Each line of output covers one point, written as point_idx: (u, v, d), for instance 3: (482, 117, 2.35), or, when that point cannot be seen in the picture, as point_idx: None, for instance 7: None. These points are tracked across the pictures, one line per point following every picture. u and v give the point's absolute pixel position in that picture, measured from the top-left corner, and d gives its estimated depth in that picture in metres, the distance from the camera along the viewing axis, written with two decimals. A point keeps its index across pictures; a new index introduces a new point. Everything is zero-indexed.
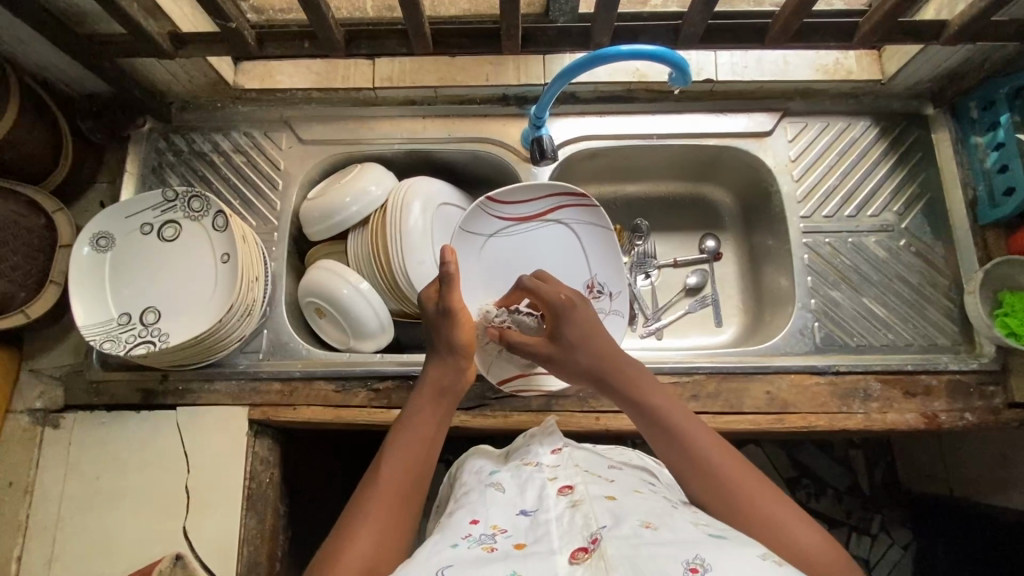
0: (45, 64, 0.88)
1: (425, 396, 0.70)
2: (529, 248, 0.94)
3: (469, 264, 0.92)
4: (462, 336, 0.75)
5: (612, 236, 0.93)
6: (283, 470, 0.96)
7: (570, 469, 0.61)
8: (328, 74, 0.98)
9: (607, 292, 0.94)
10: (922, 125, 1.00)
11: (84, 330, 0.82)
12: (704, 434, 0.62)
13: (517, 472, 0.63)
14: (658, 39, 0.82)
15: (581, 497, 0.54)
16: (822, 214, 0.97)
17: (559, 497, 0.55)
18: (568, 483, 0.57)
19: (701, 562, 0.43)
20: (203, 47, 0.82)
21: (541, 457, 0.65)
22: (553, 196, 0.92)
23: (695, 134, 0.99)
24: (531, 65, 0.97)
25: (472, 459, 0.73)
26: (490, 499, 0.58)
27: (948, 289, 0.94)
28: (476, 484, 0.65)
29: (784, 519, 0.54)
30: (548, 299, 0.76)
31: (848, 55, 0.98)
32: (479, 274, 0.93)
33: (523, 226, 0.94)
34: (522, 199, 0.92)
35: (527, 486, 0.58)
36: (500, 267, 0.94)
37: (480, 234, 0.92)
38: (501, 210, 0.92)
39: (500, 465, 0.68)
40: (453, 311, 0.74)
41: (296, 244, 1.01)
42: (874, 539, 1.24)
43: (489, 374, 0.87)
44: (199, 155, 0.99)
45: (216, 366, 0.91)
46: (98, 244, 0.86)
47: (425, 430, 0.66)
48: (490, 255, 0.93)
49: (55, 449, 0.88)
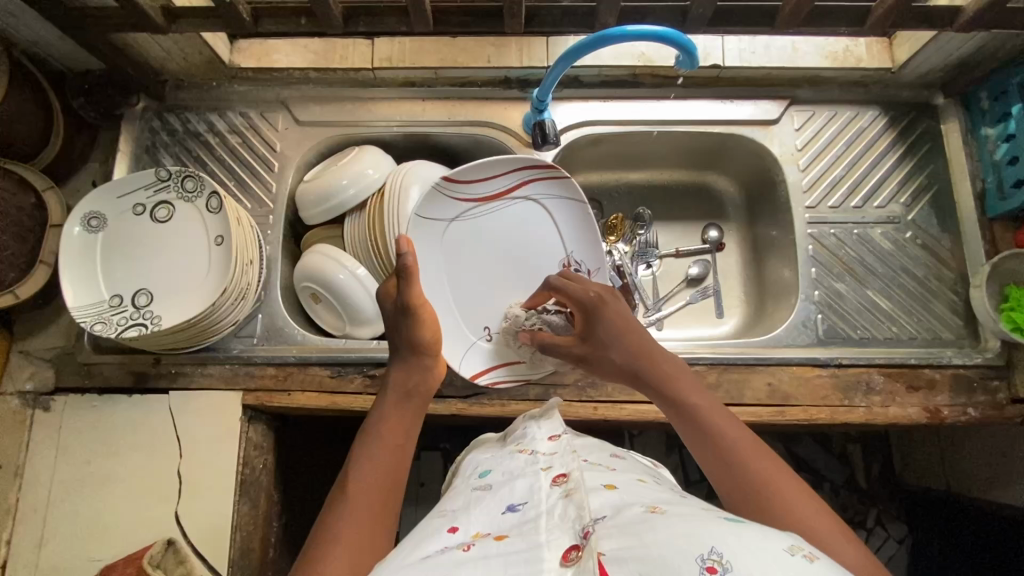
0: (34, 38, 0.85)
1: (393, 397, 0.69)
2: (494, 229, 0.93)
3: (434, 251, 0.90)
4: (426, 332, 0.74)
5: (585, 209, 0.93)
6: (277, 456, 0.95)
7: (566, 456, 0.59)
8: (326, 53, 0.96)
9: (584, 269, 0.94)
10: (932, 115, 0.98)
11: (75, 311, 0.81)
12: (736, 426, 0.58)
13: (508, 465, 0.61)
14: (665, 21, 0.80)
15: (576, 486, 0.52)
16: (828, 204, 0.96)
17: (553, 488, 0.54)
18: (562, 472, 0.56)
19: (719, 561, 0.39)
20: (196, 22, 0.79)
21: (536, 445, 0.64)
22: (519, 169, 0.90)
23: (700, 121, 0.97)
24: (535, 47, 0.95)
25: (466, 456, 0.72)
26: (477, 499, 0.57)
27: (954, 283, 0.92)
28: (468, 479, 0.64)
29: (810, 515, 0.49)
30: (576, 296, 0.77)
31: (858, 42, 0.95)
32: (444, 261, 0.91)
33: (488, 205, 0.92)
34: (483, 176, 0.90)
35: (518, 479, 0.57)
36: (466, 250, 0.92)
37: (443, 218, 0.90)
38: (461, 192, 0.89)
39: (494, 454, 0.67)
40: (411, 304, 0.73)
41: (292, 228, 0.99)
42: (870, 533, 1.24)
43: (460, 370, 0.87)
44: (193, 135, 0.97)
45: (210, 350, 0.89)
46: (89, 224, 0.84)
47: (395, 433, 0.64)
48: (453, 240, 0.91)
49: (46, 432, 0.87)
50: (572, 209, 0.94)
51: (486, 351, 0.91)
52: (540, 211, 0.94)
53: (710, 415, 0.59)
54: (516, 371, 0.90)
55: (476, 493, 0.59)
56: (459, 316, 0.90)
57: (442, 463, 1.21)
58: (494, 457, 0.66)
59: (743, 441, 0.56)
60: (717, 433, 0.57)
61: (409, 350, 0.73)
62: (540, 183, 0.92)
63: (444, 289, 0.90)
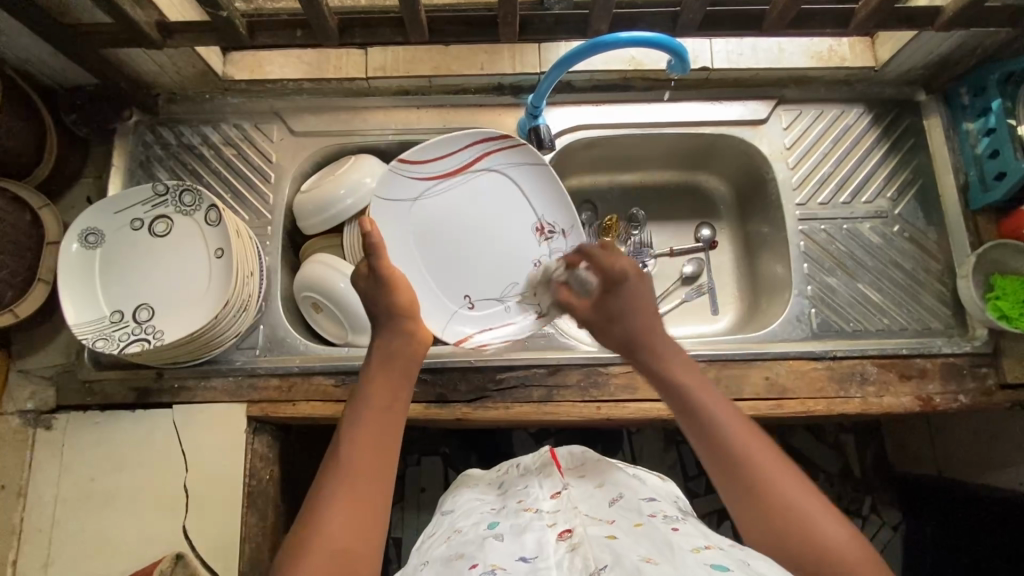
0: (25, 55, 0.85)
1: (377, 365, 0.70)
2: (465, 204, 0.92)
3: (406, 234, 0.89)
4: (403, 296, 0.74)
5: (545, 170, 0.93)
6: (283, 466, 0.95)
7: (568, 511, 0.61)
8: (319, 64, 0.96)
9: (558, 230, 0.94)
10: (914, 111, 1.01)
11: (76, 328, 0.81)
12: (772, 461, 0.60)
13: (515, 519, 0.62)
14: (656, 26, 0.82)
15: (580, 540, 0.56)
16: (818, 201, 0.98)
17: (559, 542, 0.56)
18: (566, 527, 0.58)
19: None
20: (191, 36, 0.80)
21: (540, 503, 0.65)
22: (478, 142, 0.91)
23: (690, 123, 0.99)
24: (526, 53, 0.96)
25: (465, 502, 0.71)
26: (489, 546, 0.57)
27: (941, 274, 0.95)
28: (473, 528, 0.63)
29: (814, 513, 0.57)
30: (608, 270, 0.76)
31: (842, 42, 0.98)
32: (417, 243, 0.90)
33: (445, 181, 0.91)
34: (442, 152, 0.90)
35: (526, 531, 0.59)
36: (437, 226, 0.91)
37: (404, 200, 0.89)
38: (415, 170, 0.89)
39: (496, 510, 0.67)
40: (382, 277, 0.73)
41: (290, 238, 0.99)
42: (865, 520, 1.27)
43: (444, 336, 0.89)
44: (188, 148, 0.97)
45: (212, 363, 0.89)
46: (87, 240, 0.84)
47: (379, 404, 0.66)
48: (421, 219, 0.91)
49: (48, 450, 0.86)
50: (527, 171, 0.93)
51: (471, 317, 0.91)
52: (502, 180, 0.94)
53: (723, 417, 0.64)
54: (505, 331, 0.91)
55: (486, 540, 0.59)
56: (438, 292, 0.90)
57: (444, 468, 1.22)
58: (497, 511, 0.66)
59: (752, 445, 0.61)
60: (724, 430, 0.63)
61: (387, 316, 0.73)
62: (499, 154, 0.93)
63: (423, 274, 0.90)
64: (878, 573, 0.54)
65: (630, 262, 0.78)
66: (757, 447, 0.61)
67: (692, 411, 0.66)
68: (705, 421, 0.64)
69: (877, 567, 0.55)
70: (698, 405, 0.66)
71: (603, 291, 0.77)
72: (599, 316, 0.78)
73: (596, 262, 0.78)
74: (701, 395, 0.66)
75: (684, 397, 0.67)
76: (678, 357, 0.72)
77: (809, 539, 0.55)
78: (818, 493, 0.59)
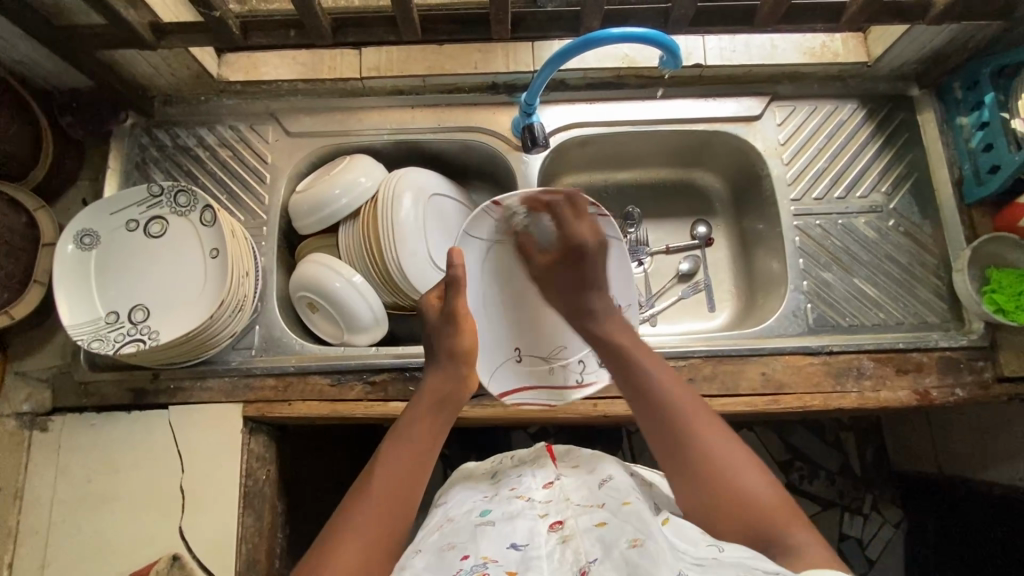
0: (20, 58, 0.85)
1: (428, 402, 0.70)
2: (530, 262, 0.85)
3: (507, 269, 0.83)
4: (466, 342, 0.73)
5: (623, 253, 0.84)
6: (280, 466, 0.95)
7: (561, 503, 0.62)
8: (314, 65, 0.96)
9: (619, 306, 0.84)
10: (908, 106, 1.01)
11: (71, 329, 0.81)
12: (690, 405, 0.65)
13: (507, 506, 0.63)
14: (648, 22, 0.82)
15: (571, 532, 0.56)
16: (812, 196, 0.98)
17: (550, 533, 0.57)
18: (558, 518, 0.59)
19: None
20: (185, 37, 0.80)
21: (532, 491, 0.65)
22: (562, 203, 0.83)
23: (684, 120, 0.99)
24: (520, 52, 0.96)
25: (459, 490, 0.71)
26: (482, 533, 0.58)
27: (936, 268, 0.95)
28: (466, 514, 0.64)
29: (739, 466, 0.61)
30: (575, 236, 0.78)
31: (834, 38, 0.98)
32: (484, 281, 0.81)
33: (526, 235, 0.84)
34: (527, 205, 0.81)
35: (517, 520, 0.59)
36: (501, 272, 0.83)
37: (483, 238, 0.79)
38: (503, 212, 0.78)
39: (487, 496, 0.67)
40: (455, 316, 0.73)
41: (286, 238, 0.99)
42: (865, 517, 1.27)
43: (490, 384, 0.81)
44: (183, 149, 0.98)
45: (208, 363, 0.89)
46: (82, 242, 0.84)
47: (420, 444, 0.66)
48: (493, 262, 0.82)
49: (45, 452, 0.86)
50: (607, 250, 0.84)
51: (516, 370, 0.84)
52: None
53: (657, 377, 0.68)
54: (541, 396, 0.85)
55: (478, 526, 0.60)
56: (496, 337, 0.82)
57: (442, 468, 1.22)
58: (489, 498, 0.66)
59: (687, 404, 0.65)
60: (655, 392, 0.66)
61: (447, 359, 0.73)
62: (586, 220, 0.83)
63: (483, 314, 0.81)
64: (799, 522, 0.58)
65: (591, 227, 0.78)
66: (689, 409, 0.65)
67: (627, 372, 0.69)
68: (644, 386, 0.67)
69: (797, 517, 0.58)
70: (635, 368, 0.69)
71: (563, 255, 0.78)
72: (547, 279, 0.79)
73: (563, 224, 0.78)
74: (637, 360, 0.70)
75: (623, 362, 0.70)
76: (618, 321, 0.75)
77: (731, 488, 0.59)
78: (744, 448, 0.63)
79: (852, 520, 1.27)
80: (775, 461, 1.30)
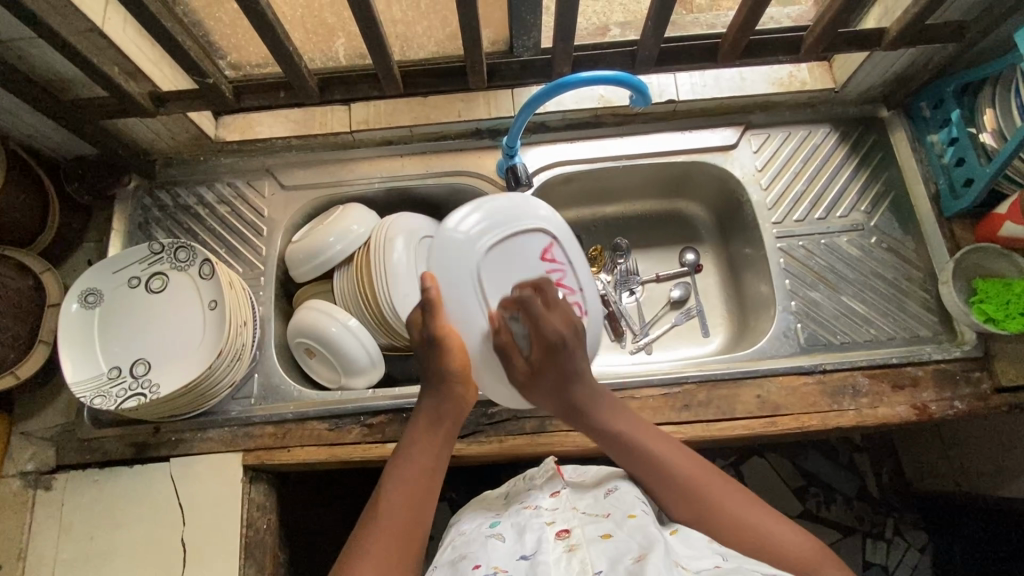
0: (31, 132, 0.91)
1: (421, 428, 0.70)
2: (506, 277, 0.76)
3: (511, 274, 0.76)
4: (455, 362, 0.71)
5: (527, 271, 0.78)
6: (281, 514, 0.95)
7: (568, 511, 0.62)
8: (306, 122, 1.01)
9: (636, 287, 1.12)
10: (879, 127, 1.04)
11: (75, 386, 0.83)
12: (679, 454, 0.69)
13: (517, 516, 0.63)
14: (616, 64, 0.87)
15: (577, 541, 0.57)
16: (793, 218, 1.00)
17: (557, 541, 0.58)
18: (564, 527, 0.60)
19: None
20: (183, 103, 0.86)
21: (540, 499, 0.66)
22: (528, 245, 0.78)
23: (662, 152, 1.03)
24: (500, 98, 1.01)
25: (471, 510, 0.72)
26: (491, 547, 0.59)
27: (923, 282, 0.96)
28: (476, 527, 0.65)
29: (766, 523, 0.64)
30: (552, 331, 0.71)
31: (800, 68, 1.02)
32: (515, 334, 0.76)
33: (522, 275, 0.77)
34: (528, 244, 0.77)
35: (526, 531, 0.60)
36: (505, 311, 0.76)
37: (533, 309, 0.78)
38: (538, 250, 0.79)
39: (501, 509, 0.68)
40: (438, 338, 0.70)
41: (283, 287, 1.02)
42: (888, 543, 1.22)
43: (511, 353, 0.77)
44: (184, 208, 1.02)
45: (208, 414, 0.90)
46: (86, 301, 0.87)
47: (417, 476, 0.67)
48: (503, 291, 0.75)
49: (48, 511, 0.87)
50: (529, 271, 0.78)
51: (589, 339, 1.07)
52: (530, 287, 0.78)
53: (659, 450, 0.69)
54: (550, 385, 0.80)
55: (488, 539, 0.61)
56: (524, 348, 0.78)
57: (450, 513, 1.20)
58: (501, 511, 0.67)
59: (692, 468, 0.68)
60: (664, 465, 0.68)
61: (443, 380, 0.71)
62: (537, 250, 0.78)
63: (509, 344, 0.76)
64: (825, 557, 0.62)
65: (561, 315, 0.73)
66: (681, 460, 0.69)
67: (632, 456, 0.70)
68: (670, 477, 0.67)
69: (823, 552, 0.62)
70: (644, 455, 0.69)
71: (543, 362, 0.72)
72: (550, 373, 0.73)
73: (534, 315, 0.72)
74: (635, 438, 0.71)
75: (628, 446, 0.70)
76: (605, 401, 0.74)
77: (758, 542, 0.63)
78: (756, 501, 0.66)
79: (876, 546, 1.23)
80: (789, 488, 1.26)
